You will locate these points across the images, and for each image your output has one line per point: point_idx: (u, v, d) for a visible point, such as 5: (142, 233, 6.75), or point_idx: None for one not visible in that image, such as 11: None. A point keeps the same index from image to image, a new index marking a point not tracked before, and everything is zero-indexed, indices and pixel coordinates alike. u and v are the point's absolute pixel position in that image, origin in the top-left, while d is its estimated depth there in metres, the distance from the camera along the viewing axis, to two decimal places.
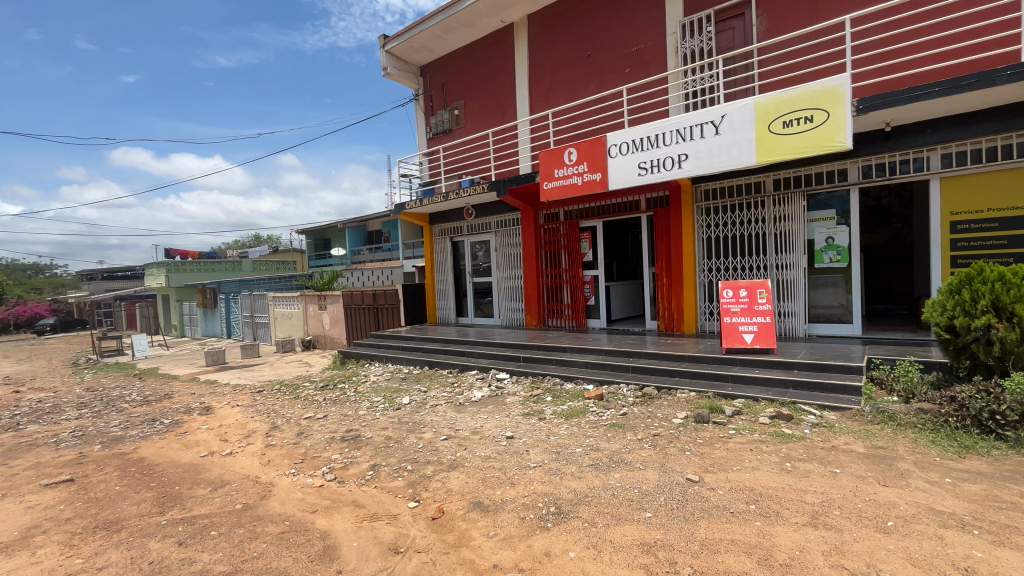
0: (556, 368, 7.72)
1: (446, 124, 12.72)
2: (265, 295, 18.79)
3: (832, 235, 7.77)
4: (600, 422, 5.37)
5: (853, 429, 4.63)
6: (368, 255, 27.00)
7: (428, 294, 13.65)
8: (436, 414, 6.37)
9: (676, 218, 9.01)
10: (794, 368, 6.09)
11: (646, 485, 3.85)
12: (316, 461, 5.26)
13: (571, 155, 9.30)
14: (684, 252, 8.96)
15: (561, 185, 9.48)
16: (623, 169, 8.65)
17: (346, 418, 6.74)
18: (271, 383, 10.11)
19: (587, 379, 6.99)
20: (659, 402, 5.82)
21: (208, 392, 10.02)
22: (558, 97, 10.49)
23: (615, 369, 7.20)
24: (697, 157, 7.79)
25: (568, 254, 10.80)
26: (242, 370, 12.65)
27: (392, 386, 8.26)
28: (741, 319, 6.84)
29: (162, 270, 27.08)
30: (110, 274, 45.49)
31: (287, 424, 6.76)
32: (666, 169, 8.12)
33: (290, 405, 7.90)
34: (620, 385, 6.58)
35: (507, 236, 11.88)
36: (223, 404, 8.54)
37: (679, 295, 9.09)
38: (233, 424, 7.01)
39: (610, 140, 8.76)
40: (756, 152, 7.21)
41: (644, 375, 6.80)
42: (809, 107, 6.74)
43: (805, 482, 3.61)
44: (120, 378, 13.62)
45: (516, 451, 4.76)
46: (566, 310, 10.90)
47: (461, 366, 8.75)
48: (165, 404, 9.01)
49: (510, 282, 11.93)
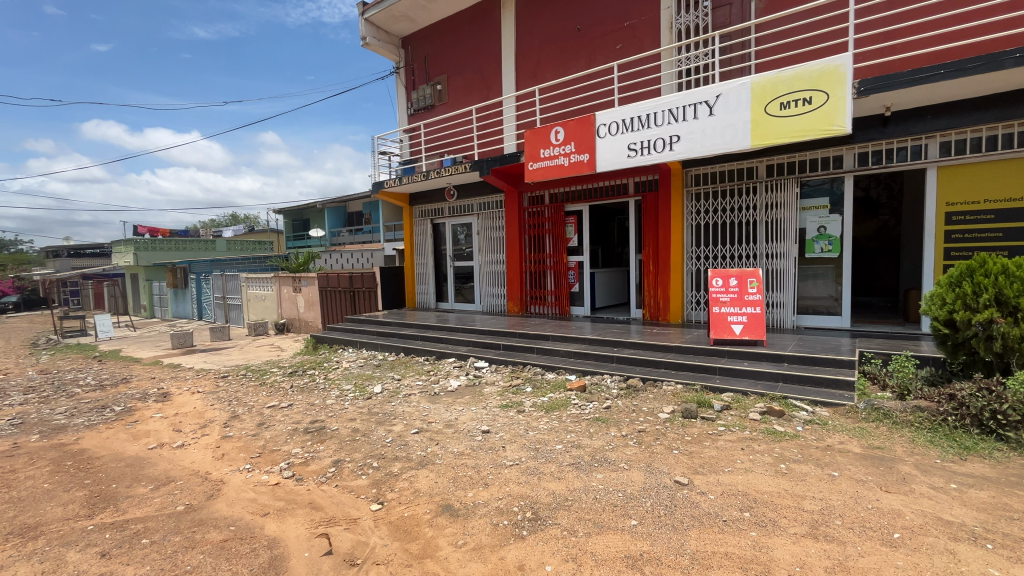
0: (539, 358, 7.38)
1: (428, 100, 12.13)
2: (237, 276, 18.05)
3: (825, 224, 7.52)
4: (581, 415, 5.06)
5: (848, 426, 4.38)
6: (347, 237, 26.20)
7: (407, 278, 13.17)
8: (409, 405, 5.97)
9: (665, 204, 8.68)
10: (784, 361, 5.84)
11: (631, 488, 3.53)
12: (274, 456, 4.84)
13: (558, 135, 8.88)
14: (671, 239, 8.66)
15: (547, 166, 9.06)
16: (612, 150, 8.26)
17: (312, 408, 6.31)
18: (237, 369, 9.60)
19: (569, 369, 6.65)
20: (644, 395, 5.52)
21: (169, 377, 9.47)
22: (545, 74, 10.00)
23: (598, 360, 6.88)
24: (689, 139, 7.44)
25: (553, 239, 10.42)
26: (209, 354, 12.06)
27: (364, 374, 7.85)
28: (731, 309, 6.58)
29: (130, 248, 25.98)
30: (77, 252, 43.75)
31: (249, 413, 6.31)
32: (657, 151, 7.76)
33: (253, 393, 7.43)
34: (603, 376, 6.27)
35: (490, 219, 11.43)
36: (182, 390, 8.03)
37: (666, 284, 8.81)
38: (190, 413, 6.53)
39: (599, 119, 8.36)
40: (751, 135, 6.88)
41: (628, 366, 6.51)
42: (808, 88, 6.42)
43: (802, 488, 3.33)
44: (78, 360, 12.92)
45: (492, 447, 4.42)
46: (549, 297, 10.56)
47: (439, 354, 8.36)
48: (121, 389, 8.46)
49: (492, 267, 11.52)
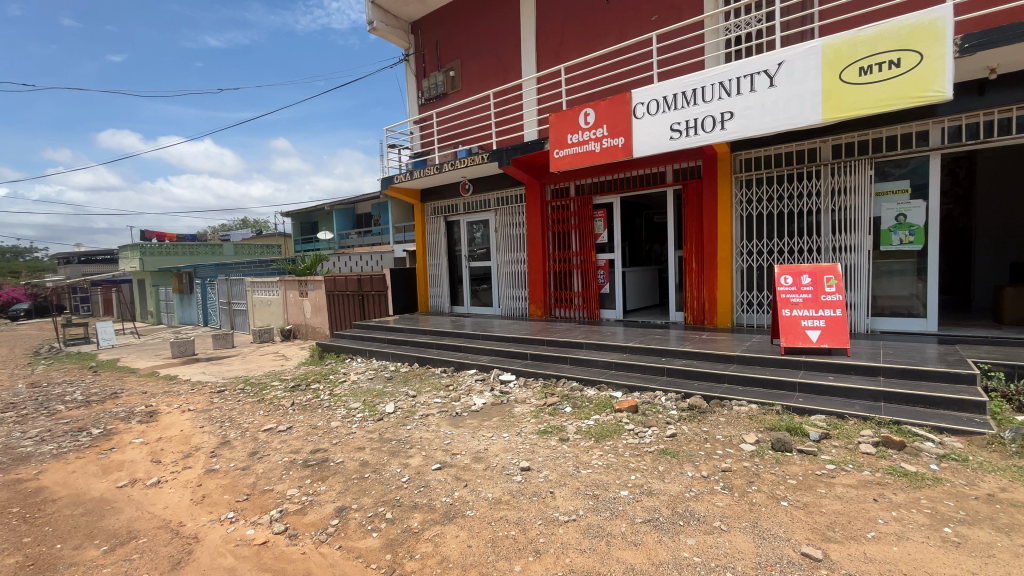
0: (573, 369, 6.41)
1: (440, 88, 11.20)
2: (242, 281, 17.31)
3: (905, 211, 6.48)
4: (642, 447, 4.09)
5: (1000, 466, 3.37)
6: (356, 239, 25.44)
7: (419, 280, 12.29)
8: (427, 430, 5.03)
9: (710, 192, 7.70)
10: (880, 376, 4.84)
11: (742, 563, 2.55)
12: (264, 499, 3.91)
13: (588, 117, 7.91)
14: (718, 233, 7.67)
15: (575, 153, 8.11)
16: (651, 132, 7.26)
17: (314, 432, 5.39)
18: (236, 382, 8.74)
19: (614, 384, 5.66)
20: (713, 419, 4.52)
21: (162, 391, 8.62)
22: (570, 53, 9.04)
23: (645, 372, 5.91)
24: (745, 115, 6.46)
25: (579, 235, 9.47)
26: (208, 364, 11.23)
27: (374, 389, 6.93)
28: (805, 312, 5.56)
29: (135, 253, 25.42)
30: (87, 259, 43.56)
31: (243, 438, 5.43)
32: (705, 131, 6.78)
33: (250, 412, 6.55)
34: (656, 394, 5.28)
35: (510, 214, 10.49)
36: (172, 408, 7.17)
37: (713, 283, 7.81)
38: (175, 437, 5.66)
39: (635, 98, 7.37)
40: (823, 108, 5.89)
41: (683, 381, 5.53)
42: (895, 49, 5.42)
43: (996, 571, 2.33)
44: (73, 371, 12.19)
45: (536, 492, 3.47)
46: (576, 299, 9.60)
47: (458, 365, 7.41)
48: (107, 407, 7.62)
49: (512, 267, 10.58)
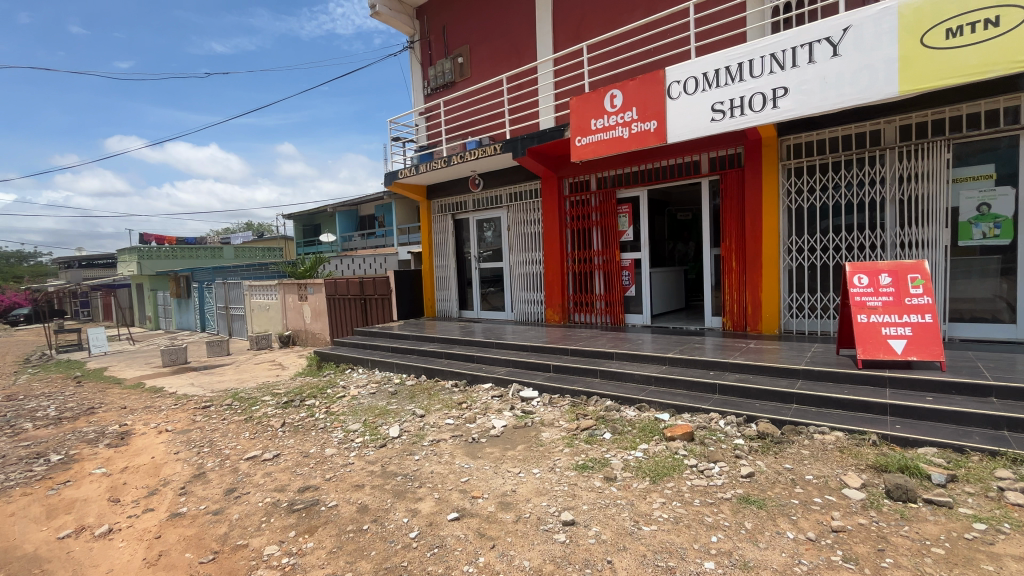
0: (605, 385, 5.54)
1: (447, 76, 10.41)
2: (240, 284, 16.54)
3: (989, 200, 5.63)
4: (714, 491, 3.22)
5: None
6: (360, 242, 24.69)
7: (425, 283, 11.48)
8: (439, 462, 4.18)
9: (753, 182, 6.85)
10: (991, 397, 3.97)
11: None
12: (234, 560, 3.08)
13: (614, 100, 7.06)
14: (763, 228, 6.82)
15: (600, 140, 7.27)
16: (688, 113, 6.41)
17: (305, 463, 4.55)
18: (225, 395, 7.93)
19: (657, 405, 4.79)
20: (795, 452, 3.64)
21: (143, 406, 7.79)
22: (591, 32, 8.21)
23: (692, 389, 5.04)
24: (802, 91, 5.60)
25: (601, 233, 8.62)
26: (199, 374, 10.42)
27: (377, 406, 6.09)
28: (885, 318, 4.70)
29: (134, 257, 24.80)
30: (89, 263, 43.15)
31: (221, 470, 4.60)
32: (754, 110, 5.93)
33: (234, 434, 5.73)
34: (712, 418, 4.39)
35: (524, 211, 9.66)
36: (148, 428, 6.34)
37: (757, 284, 6.94)
38: (143, 467, 4.83)
39: (670, 75, 6.52)
40: (900, 78, 5.03)
41: (741, 401, 4.65)
42: (993, 6, 4.59)
43: None
44: (57, 382, 11.44)
45: (589, 562, 2.61)
46: (597, 303, 8.76)
47: (470, 378, 6.55)
48: (79, 425, 6.82)
49: (527, 268, 9.74)
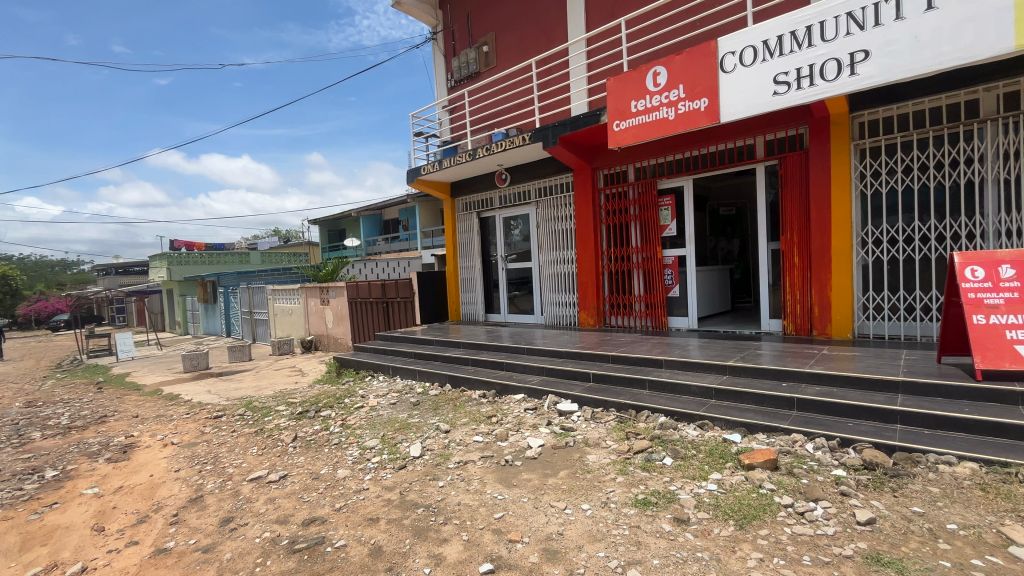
0: (656, 397, 4.80)
1: (472, 66, 9.85)
2: (264, 289, 16.33)
3: None
4: (827, 544, 2.46)
5: None
6: (384, 245, 24.45)
7: (450, 285, 10.90)
8: (468, 491, 3.52)
9: (819, 166, 6.02)
10: None
11: None
12: None
13: (657, 78, 6.33)
14: (833, 217, 5.96)
15: (641, 123, 6.55)
16: (746, 88, 5.64)
17: (314, 487, 3.96)
18: (238, 404, 7.45)
19: (723, 423, 4.03)
20: (920, 490, 2.85)
21: (155, 415, 7.38)
22: (628, 8, 7.52)
23: (763, 404, 4.26)
24: (888, 53, 4.78)
25: (640, 228, 7.87)
26: (217, 381, 10.05)
27: (397, 418, 5.48)
28: (1010, 321, 3.87)
29: (164, 263, 25.13)
30: (125, 270, 44.49)
31: (220, 494, 4.05)
32: (827, 79, 5.13)
33: (242, 449, 5.18)
34: (797, 441, 3.61)
35: (554, 206, 8.98)
36: (154, 440, 5.87)
37: (825, 282, 6.08)
38: (137, 489, 4.31)
39: (723, 46, 5.76)
40: (1017, 31, 4.18)
41: (827, 420, 3.86)
42: None
43: None
44: (79, 388, 11.26)
45: None
46: (637, 305, 8.01)
47: (499, 388, 5.89)
48: (85, 436, 6.41)
49: (557, 268, 9.05)
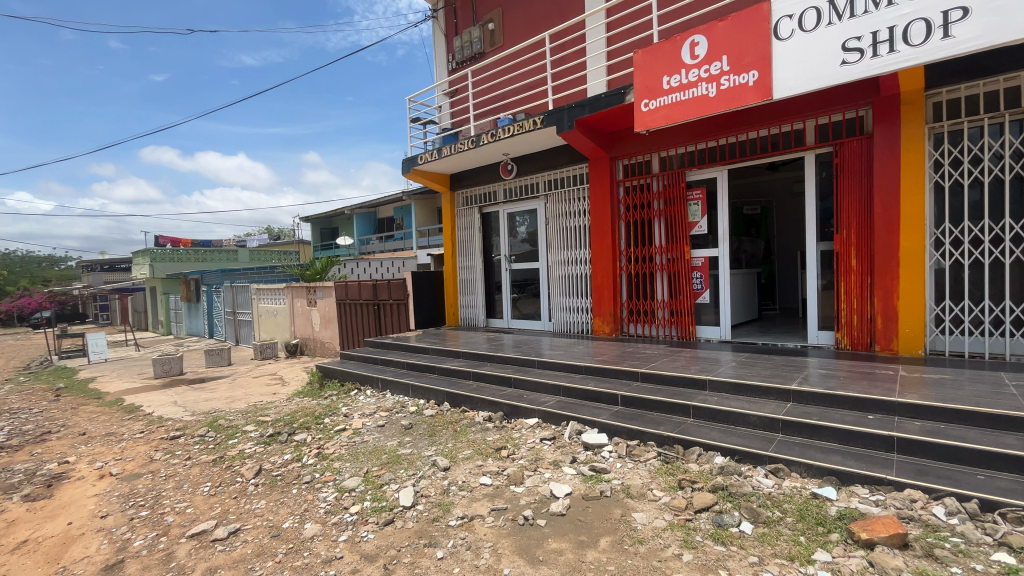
0: (706, 430, 3.86)
1: (475, 45, 8.93)
2: (248, 288, 15.29)
3: None
4: None
5: None
6: (378, 244, 23.46)
7: (448, 287, 9.95)
8: (477, 570, 2.56)
9: (888, 153, 5.11)
10: None
11: None
12: None
13: (696, 48, 5.43)
14: (903, 213, 5.06)
15: (676, 102, 5.64)
16: (807, 58, 4.75)
17: (270, 551, 2.99)
18: (203, 421, 6.43)
19: (806, 472, 3.11)
20: None
21: (105, 433, 6.34)
22: None
23: (851, 444, 3.34)
24: (994, 9, 3.90)
25: (665, 224, 6.96)
26: (187, 390, 9.00)
27: (383, 448, 4.52)
28: None
29: (146, 259, 23.95)
30: (110, 267, 43.14)
31: (147, 558, 3.06)
32: (912, 43, 4.24)
33: (191, 486, 4.19)
34: (920, 504, 2.69)
35: (566, 200, 8.05)
36: (90, 469, 4.85)
37: (892, 289, 5.18)
38: (43, 548, 3.31)
39: (779, 8, 4.87)
40: None
41: (948, 470, 2.94)
42: None
43: None
44: (36, 395, 10.17)
45: None
46: (660, 312, 7.09)
47: (507, 410, 4.93)
48: (13, 461, 5.38)
49: (569, 269, 8.11)
